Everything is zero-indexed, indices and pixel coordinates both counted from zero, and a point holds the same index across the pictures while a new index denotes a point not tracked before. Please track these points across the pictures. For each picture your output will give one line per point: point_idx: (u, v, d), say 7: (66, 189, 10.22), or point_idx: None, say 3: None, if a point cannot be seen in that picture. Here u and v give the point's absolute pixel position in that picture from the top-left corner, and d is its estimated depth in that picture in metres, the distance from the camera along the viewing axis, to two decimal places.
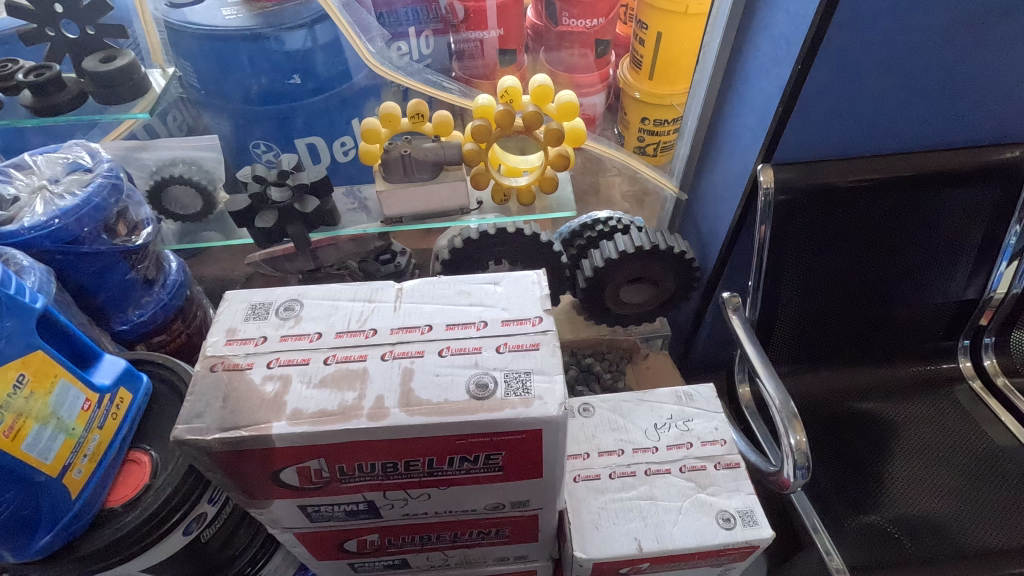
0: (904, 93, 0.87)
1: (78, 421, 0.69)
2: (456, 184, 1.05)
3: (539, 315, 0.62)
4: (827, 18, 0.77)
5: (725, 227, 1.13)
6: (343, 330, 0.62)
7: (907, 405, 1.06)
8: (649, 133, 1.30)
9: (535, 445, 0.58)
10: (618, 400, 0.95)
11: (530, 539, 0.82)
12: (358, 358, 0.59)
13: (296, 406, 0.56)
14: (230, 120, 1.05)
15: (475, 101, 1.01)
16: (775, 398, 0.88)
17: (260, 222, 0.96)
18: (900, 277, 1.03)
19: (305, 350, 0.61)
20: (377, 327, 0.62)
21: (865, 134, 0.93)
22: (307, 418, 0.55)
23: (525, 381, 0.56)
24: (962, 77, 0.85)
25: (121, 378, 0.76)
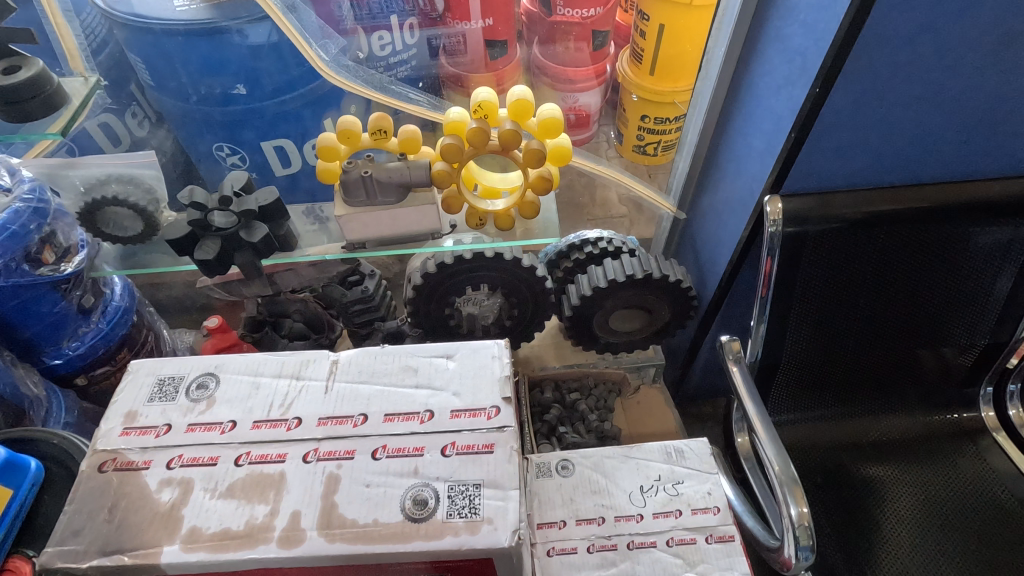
0: (937, 119, 0.75)
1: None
2: (426, 207, 0.93)
3: (495, 406, 0.65)
4: (852, 35, 0.65)
5: (725, 255, 1.02)
6: (260, 420, 0.64)
7: (919, 454, 0.96)
8: (649, 132, 1.14)
9: (479, 565, 0.60)
10: (600, 457, 0.85)
11: None
12: (276, 459, 0.61)
13: (194, 525, 0.57)
14: (191, 120, 1.01)
15: (446, 114, 0.88)
16: (774, 463, 0.78)
17: (199, 253, 0.84)
18: (920, 316, 0.92)
19: (214, 445, 0.62)
20: (299, 416, 0.64)
21: (891, 161, 0.81)
22: (205, 543, 0.56)
23: (473, 495, 0.59)
24: (1006, 102, 0.73)
25: None
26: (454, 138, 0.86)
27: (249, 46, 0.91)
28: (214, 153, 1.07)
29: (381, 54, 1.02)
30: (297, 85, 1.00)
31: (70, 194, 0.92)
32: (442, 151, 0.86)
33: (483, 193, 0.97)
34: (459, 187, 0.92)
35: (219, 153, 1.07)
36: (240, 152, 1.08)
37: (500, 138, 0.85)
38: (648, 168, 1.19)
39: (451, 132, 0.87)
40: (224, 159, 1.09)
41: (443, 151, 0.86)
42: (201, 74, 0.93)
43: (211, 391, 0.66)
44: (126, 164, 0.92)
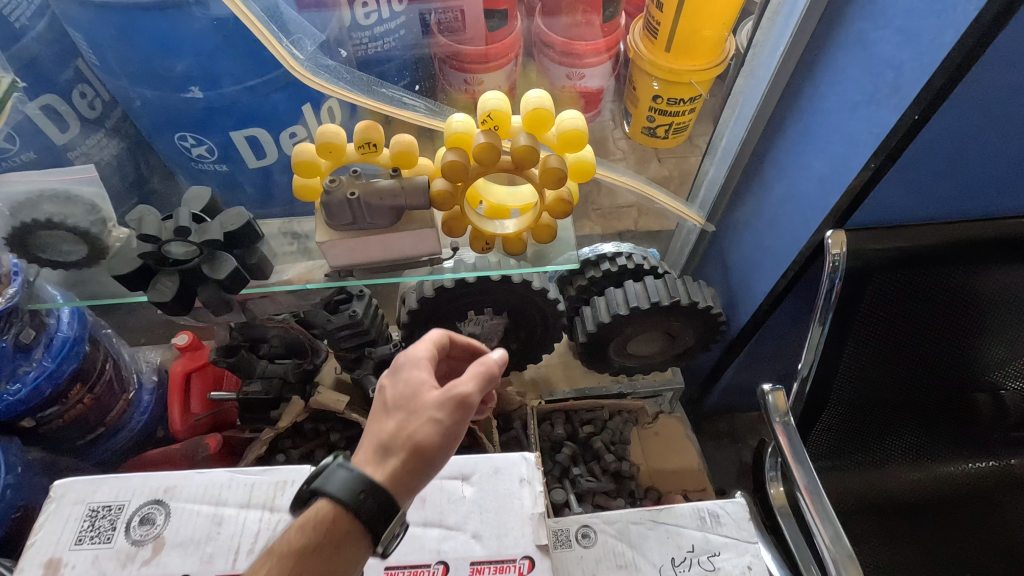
0: None
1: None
2: (423, 231, 0.79)
3: (523, 555, 0.69)
4: (971, 57, 0.52)
5: (762, 282, 0.90)
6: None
7: (978, 504, 0.85)
8: (660, 113, 0.86)
9: None
10: (625, 523, 0.76)
11: None
12: None
13: None
14: (146, 110, 0.80)
15: (446, 122, 0.74)
16: (825, 536, 0.70)
17: (155, 296, 0.70)
18: (985, 352, 0.81)
19: None
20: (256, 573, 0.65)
21: (980, 195, 0.68)
22: None
23: None
24: None
25: None
26: (457, 153, 0.71)
27: (213, 20, 0.70)
28: (176, 142, 0.85)
29: (364, 23, 0.79)
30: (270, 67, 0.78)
31: None
32: (443, 168, 0.71)
33: (489, 211, 0.83)
34: (461, 207, 0.79)
35: (183, 144, 0.84)
36: (206, 142, 0.84)
37: (513, 156, 0.71)
38: (655, 154, 0.92)
39: (454, 145, 0.72)
40: (188, 151, 0.86)
41: (445, 170, 0.71)
42: (148, 63, 0.73)
43: (156, 529, 0.68)
44: (63, 179, 0.79)
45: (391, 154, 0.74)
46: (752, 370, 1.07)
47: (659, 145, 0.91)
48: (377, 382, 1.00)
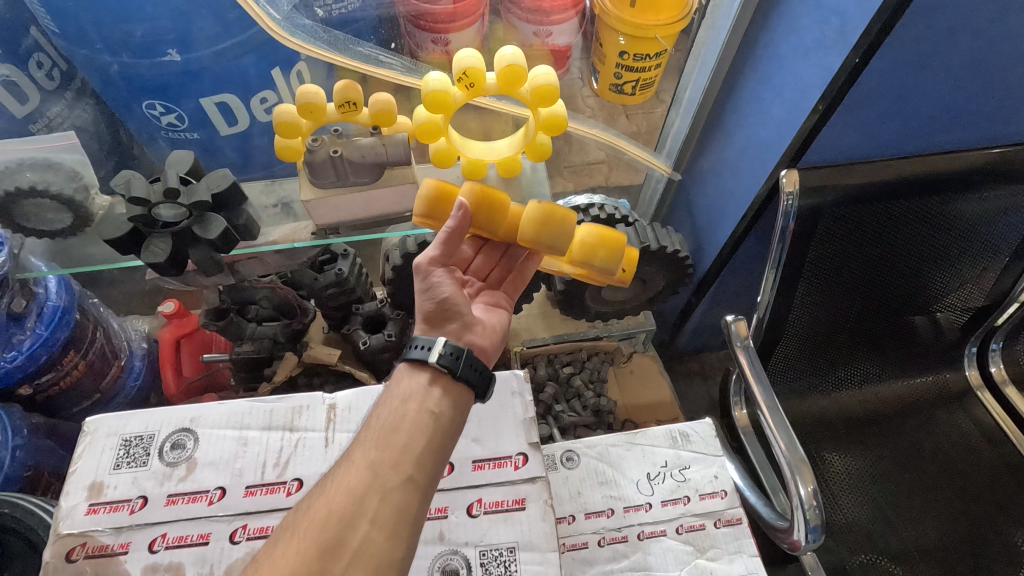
0: (953, 98, 0.72)
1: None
2: (404, 187, 0.82)
3: (522, 452, 0.75)
4: (898, 13, 0.60)
5: (724, 224, 0.97)
6: (173, 494, 0.65)
7: (924, 427, 0.97)
8: (626, 70, 0.86)
9: None
10: (605, 445, 0.83)
11: None
12: (198, 538, 0.63)
13: None
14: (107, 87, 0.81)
15: (423, 81, 0.76)
16: (781, 442, 0.78)
17: (148, 256, 0.73)
18: (927, 275, 0.90)
19: (124, 525, 0.63)
20: (298, 476, 0.67)
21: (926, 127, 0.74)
22: None
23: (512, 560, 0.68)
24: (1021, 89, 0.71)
25: None
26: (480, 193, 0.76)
27: None
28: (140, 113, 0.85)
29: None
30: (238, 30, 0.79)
31: None
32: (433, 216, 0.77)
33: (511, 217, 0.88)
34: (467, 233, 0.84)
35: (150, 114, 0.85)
36: (176, 110, 0.86)
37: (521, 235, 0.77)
38: (623, 111, 0.93)
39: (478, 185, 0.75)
40: (158, 121, 0.88)
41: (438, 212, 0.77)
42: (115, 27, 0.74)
43: (188, 452, 0.68)
44: (43, 147, 0.79)
45: (370, 111, 0.77)
46: (718, 309, 1.15)
47: (626, 100, 0.92)
48: (369, 337, 1.03)
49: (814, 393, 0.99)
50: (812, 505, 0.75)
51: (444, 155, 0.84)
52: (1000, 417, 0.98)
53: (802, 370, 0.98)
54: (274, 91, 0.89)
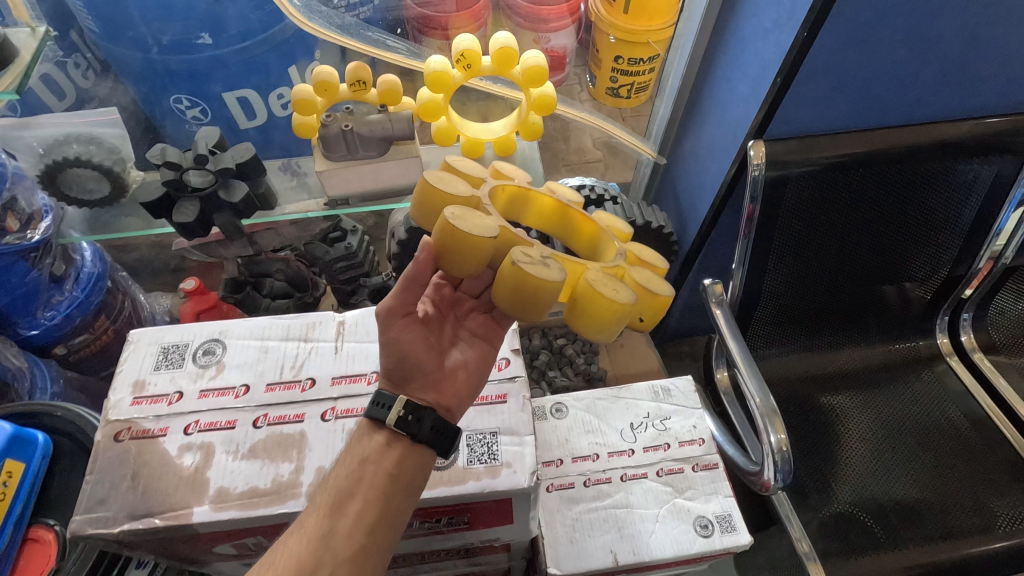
0: (900, 72, 0.79)
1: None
2: (408, 161, 0.91)
3: (506, 358, 0.70)
4: None
5: (705, 199, 1.04)
6: (207, 387, 0.56)
7: (891, 391, 1.04)
8: (623, 73, 0.96)
9: (501, 512, 0.63)
10: (591, 398, 0.90)
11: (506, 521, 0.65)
12: (227, 425, 0.54)
13: (221, 485, 0.51)
14: (135, 78, 0.90)
15: (426, 63, 0.85)
16: (755, 395, 0.83)
17: (177, 216, 0.81)
18: (894, 247, 0.97)
19: (162, 416, 0.54)
20: (314, 376, 0.58)
21: (878, 94, 0.82)
22: (235, 502, 0.50)
23: (493, 446, 0.63)
24: (960, 61, 0.79)
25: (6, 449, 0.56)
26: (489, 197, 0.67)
27: None
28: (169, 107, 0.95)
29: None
30: (256, 33, 0.88)
31: (27, 157, 0.87)
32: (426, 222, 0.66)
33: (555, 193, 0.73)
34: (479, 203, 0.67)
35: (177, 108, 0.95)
36: (201, 104, 0.96)
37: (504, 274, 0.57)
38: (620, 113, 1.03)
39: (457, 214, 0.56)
40: (183, 114, 0.97)
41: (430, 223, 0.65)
42: (146, 21, 0.83)
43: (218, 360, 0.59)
44: (87, 123, 0.88)
45: (378, 90, 0.85)
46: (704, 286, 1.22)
47: (621, 105, 1.03)
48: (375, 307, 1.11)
49: (787, 355, 1.06)
50: (781, 450, 0.81)
51: (445, 133, 0.93)
52: (972, 388, 1.03)
53: (778, 334, 1.05)
54: (288, 85, 0.98)
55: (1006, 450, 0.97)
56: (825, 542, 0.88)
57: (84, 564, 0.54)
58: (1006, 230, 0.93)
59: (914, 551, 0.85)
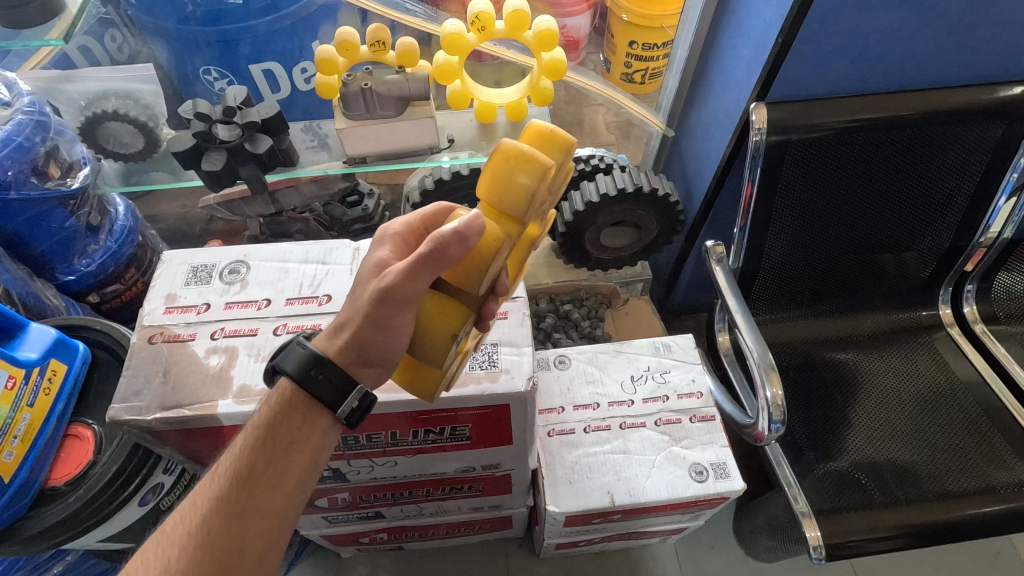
0: (900, 34, 0.81)
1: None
2: (423, 121, 0.95)
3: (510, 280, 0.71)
4: None
5: (710, 167, 1.06)
6: (232, 300, 0.60)
7: (893, 361, 1.06)
8: (637, 58, 1.07)
9: (501, 420, 0.65)
10: (594, 352, 0.93)
11: (504, 440, 0.68)
12: (249, 332, 0.58)
13: (244, 382, 0.56)
14: (167, 43, 0.95)
15: (441, 27, 0.89)
16: (753, 349, 0.84)
17: (206, 164, 0.86)
18: (897, 216, 0.98)
19: (191, 323, 0.58)
20: (331, 293, 0.61)
21: (879, 57, 0.84)
22: (256, 396, 0.55)
23: (493, 355, 0.63)
24: (961, 24, 0.81)
25: (51, 350, 0.57)
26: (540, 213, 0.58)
27: None
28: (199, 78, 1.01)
29: None
30: (281, 4, 0.93)
31: (70, 110, 0.92)
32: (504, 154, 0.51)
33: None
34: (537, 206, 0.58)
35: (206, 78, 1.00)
36: (229, 77, 1.01)
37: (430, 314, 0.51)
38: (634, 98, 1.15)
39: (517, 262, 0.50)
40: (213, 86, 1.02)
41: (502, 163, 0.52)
42: None
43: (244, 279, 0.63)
44: (122, 78, 0.93)
45: (397, 52, 0.90)
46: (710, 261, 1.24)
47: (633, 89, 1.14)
48: None
49: (789, 321, 1.09)
50: (777, 403, 0.82)
51: (458, 96, 0.97)
52: (983, 369, 1.03)
53: (780, 300, 1.08)
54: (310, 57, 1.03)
55: (1009, 423, 0.96)
56: (819, 498, 0.88)
57: (121, 454, 0.57)
58: (998, 220, 0.97)
59: (910, 511, 0.85)
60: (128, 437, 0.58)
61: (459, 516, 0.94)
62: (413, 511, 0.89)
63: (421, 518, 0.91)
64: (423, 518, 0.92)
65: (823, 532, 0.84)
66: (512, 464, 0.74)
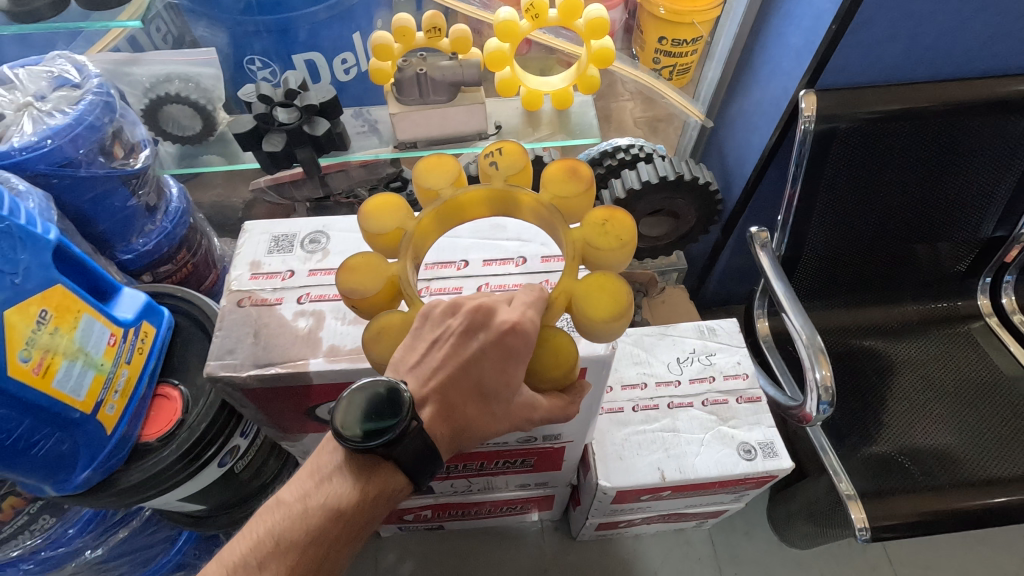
0: (952, 22, 0.83)
1: (63, 330, 0.49)
2: (474, 107, 0.97)
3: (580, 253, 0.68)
4: None
5: (752, 156, 1.08)
6: (315, 268, 0.62)
7: (931, 350, 1.07)
8: (666, 55, 1.07)
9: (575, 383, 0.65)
10: (640, 334, 0.94)
11: (570, 409, 0.69)
12: (333, 297, 0.60)
13: (332, 343, 0.58)
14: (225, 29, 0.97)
15: (495, 15, 0.91)
16: (801, 332, 0.85)
17: (267, 146, 0.89)
18: (941, 206, 0.99)
19: (278, 288, 0.60)
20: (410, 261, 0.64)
21: (930, 45, 0.86)
22: (347, 355, 0.56)
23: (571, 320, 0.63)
24: (1014, 13, 0.82)
25: (143, 313, 0.59)
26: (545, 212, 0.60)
27: None
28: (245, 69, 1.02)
29: None
30: None
31: (134, 91, 0.95)
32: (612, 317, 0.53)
33: (518, 174, 0.59)
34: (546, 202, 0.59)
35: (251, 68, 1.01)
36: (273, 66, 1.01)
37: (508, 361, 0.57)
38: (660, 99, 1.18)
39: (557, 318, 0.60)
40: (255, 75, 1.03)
41: (606, 312, 0.53)
42: None
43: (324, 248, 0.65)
44: (187, 61, 0.95)
45: (450, 39, 0.93)
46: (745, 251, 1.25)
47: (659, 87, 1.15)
48: None
49: (826, 309, 1.11)
50: (826, 385, 0.84)
51: (508, 84, 0.99)
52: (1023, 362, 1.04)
53: (818, 289, 1.09)
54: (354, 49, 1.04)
55: None
56: (864, 481, 0.90)
57: (210, 411, 0.60)
58: None
59: (955, 496, 0.86)
60: (215, 396, 0.61)
61: (505, 494, 0.96)
62: (463, 487, 0.91)
63: (468, 494, 0.93)
64: (470, 495, 0.95)
65: (869, 513, 0.85)
66: (571, 435, 0.76)
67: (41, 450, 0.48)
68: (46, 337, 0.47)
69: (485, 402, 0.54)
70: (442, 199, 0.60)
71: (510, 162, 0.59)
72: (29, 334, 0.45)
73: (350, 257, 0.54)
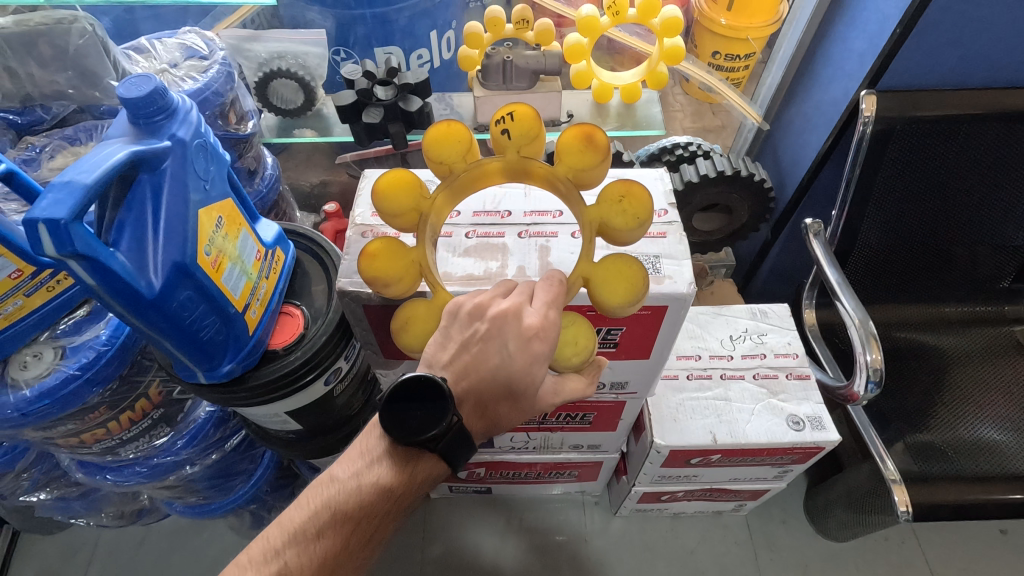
0: (1013, 32, 0.88)
1: (230, 237, 0.60)
2: (550, 96, 1.05)
3: (665, 208, 0.70)
4: None
5: (808, 156, 1.14)
6: None
7: (977, 352, 1.10)
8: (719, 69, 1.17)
9: (656, 323, 0.68)
10: (695, 312, 1.00)
11: (643, 355, 0.74)
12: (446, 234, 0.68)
13: (446, 270, 0.65)
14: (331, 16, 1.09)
15: (578, 13, 1.00)
16: (854, 315, 0.90)
17: (367, 117, 0.99)
18: (992, 210, 1.03)
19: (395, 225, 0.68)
20: (511, 209, 0.70)
21: (989, 53, 0.91)
22: (458, 280, 0.63)
23: (656, 263, 0.65)
24: None
25: (277, 240, 0.71)
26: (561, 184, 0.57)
27: None
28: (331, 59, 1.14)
29: None
30: None
31: (250, 64, 1.06)
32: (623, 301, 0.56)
33: (531, 142, 0.55)
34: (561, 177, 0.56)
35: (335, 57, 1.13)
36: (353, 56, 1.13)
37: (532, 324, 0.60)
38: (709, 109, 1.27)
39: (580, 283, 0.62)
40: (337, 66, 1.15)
41: (622, 298, 0.56)
42: None
43: None
44: (298, 40, 1.05)
45: (535, 31, 1.02)
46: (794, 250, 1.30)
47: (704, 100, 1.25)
48: None
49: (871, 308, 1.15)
50: (875, 366, 0.88)
51: (581, 77, 1.08)
52: None
53: (865, 288, 1.14)
54: (427, 46, 1.14)
55: None
56: (907, 466, 0.93)
57: (330, 325, 0.69)
58: None
59: (1000, 485, 0.88)
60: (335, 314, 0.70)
61: (558, 456, 1.03)
62: (522, 442, 0.98)
63: (525, 451, 1.00)
64: (526, 453, 1.02)
65: (912, 496, 0.89)
66: (636, 386, 0.81)
67: (206, 334, 0.58)
68: (219, 240, 0.59)
69: (513, 402, 0.56)
70: (455, 173, 0.57)
71: (522, 131, 0.54)
72: (210, 233, 0.57)
73: (369, 243, 0.55)
